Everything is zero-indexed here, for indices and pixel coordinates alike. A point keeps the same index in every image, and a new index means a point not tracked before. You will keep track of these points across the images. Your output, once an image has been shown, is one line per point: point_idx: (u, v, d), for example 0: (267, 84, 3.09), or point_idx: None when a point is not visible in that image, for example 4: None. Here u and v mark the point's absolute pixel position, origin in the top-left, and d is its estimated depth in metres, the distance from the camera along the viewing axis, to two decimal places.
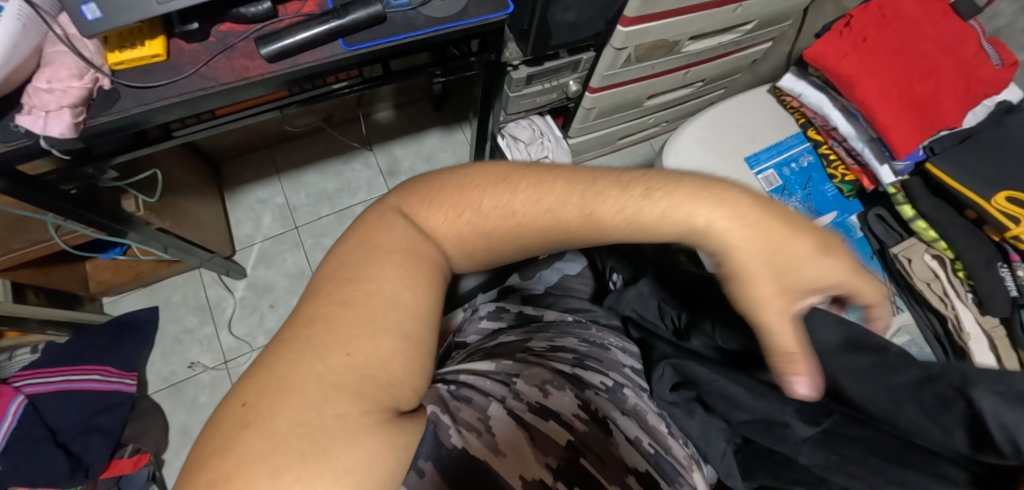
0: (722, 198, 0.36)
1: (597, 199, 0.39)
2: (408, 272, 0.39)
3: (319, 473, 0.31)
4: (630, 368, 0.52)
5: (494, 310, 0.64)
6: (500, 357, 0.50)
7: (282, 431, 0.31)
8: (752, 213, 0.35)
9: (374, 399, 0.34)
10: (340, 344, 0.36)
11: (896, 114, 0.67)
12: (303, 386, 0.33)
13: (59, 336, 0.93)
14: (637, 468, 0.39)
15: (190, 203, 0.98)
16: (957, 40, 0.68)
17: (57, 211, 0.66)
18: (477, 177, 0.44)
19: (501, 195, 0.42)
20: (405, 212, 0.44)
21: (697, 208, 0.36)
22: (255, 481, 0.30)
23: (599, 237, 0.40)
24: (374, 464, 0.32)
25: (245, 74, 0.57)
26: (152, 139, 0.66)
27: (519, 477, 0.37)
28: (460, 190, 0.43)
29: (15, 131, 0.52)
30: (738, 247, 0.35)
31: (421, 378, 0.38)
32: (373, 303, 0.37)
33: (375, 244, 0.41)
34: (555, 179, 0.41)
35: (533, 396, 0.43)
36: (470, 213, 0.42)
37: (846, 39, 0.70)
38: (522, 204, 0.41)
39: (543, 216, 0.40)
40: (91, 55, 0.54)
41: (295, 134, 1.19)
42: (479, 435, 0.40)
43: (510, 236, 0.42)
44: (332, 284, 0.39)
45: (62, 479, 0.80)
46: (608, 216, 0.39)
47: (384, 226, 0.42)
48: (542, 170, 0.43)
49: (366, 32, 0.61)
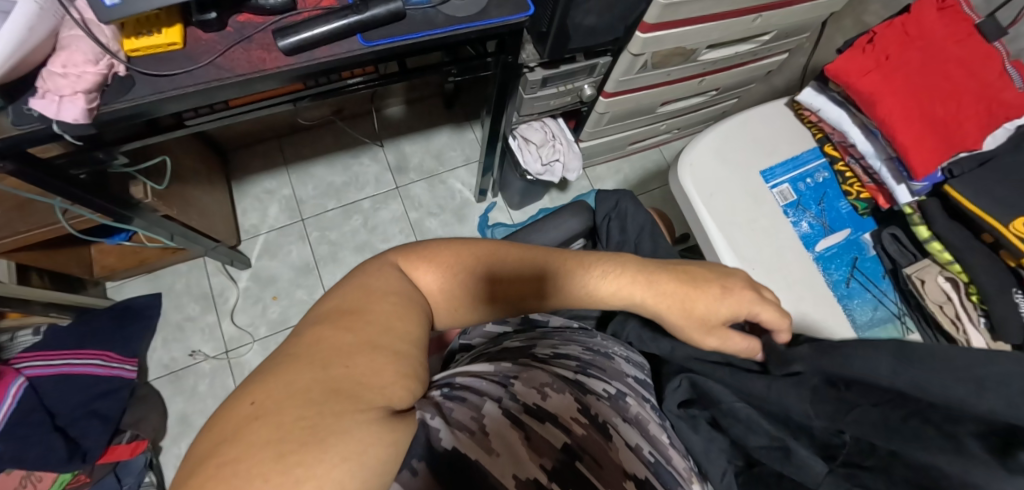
0: (641, 274, 0.47)
1: (567, 274, 0.47)
2: (403, 313, 0.39)
3: (319, 460, 0.28)
4: (632, 377, 0.50)
5: (501, 313, 0.63)
6: (501, 361, 0.46)
7: (288, 425, 0.29)
8: (662, 278, 0.47)
9: (368, 400, 0.32)
10: (340, 358, 0.34)
11: (918, 136, 0.67)
12: (309, 388, 0.31)
13: (61, 319, 0.93)
14: (637, 475, 0.37)
15: (197, 191, 0.97)
16: (981, 62, 0.67)
17: (65, 195, 0.66)
18: (464, 242, 0.46)
19: (490, 261, 0.45)
20: (399, 266, 0.43)
21: (631, 289, 0.47)
22: (255, 467, 0.27)
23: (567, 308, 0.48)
24: (372, 455, 0.30)
25: (261, 67, 0.57)
26: (164, 126, 0.65)
27: (512, 476, 0.33)
28: (455, 249, 0.45)
29: (28, 115, 0.52)
30: (660, 312, 0.47)
31: (416, 383, 0.36)
32: (370, 330, 0.36)
33: (366, 287, 0.40)
34: (530, 255, 0.47)
35: (529, 397, 0.39)
36: (461, 273, 0.44)
37: (869, 57, 0.70)
38: (510, 271, 0.46)
39: (532, 285, 0.46)
40: (108, 41, 0.53)
41: (305, 126, 1.19)
42: (470, 434, 0.35)
43: (500, 298, 0.45)
44: (328, 315, 0.38)
45: (59, 463, 0.81)
46: (575, 292, 0.47)
47: (378, 272, 0.42)
48: (518, 246, 0.48)
49: (384, 29, 0.60)
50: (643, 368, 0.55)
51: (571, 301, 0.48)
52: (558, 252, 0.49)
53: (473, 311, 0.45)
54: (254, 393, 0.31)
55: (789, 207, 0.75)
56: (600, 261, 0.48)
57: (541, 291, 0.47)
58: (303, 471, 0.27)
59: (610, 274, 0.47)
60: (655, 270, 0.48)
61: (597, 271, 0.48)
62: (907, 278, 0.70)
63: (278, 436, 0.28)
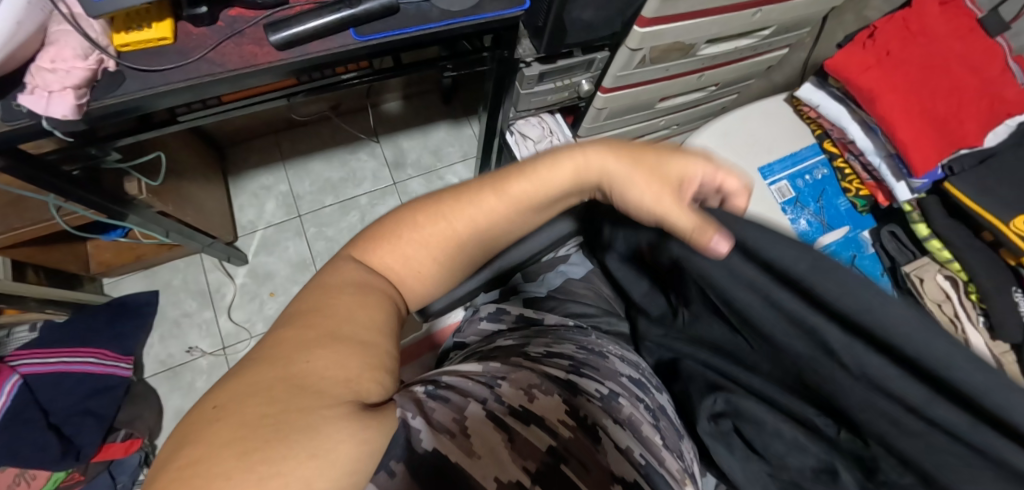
0: (593, 148, 0.45)
1: (507, 184, 0.45)
2: (364, 300, 0.40)
3: (285, 457, 0.28)
4: (626, 376, 0.50)
5: (495, 311, 0.63)
6: (490, 360, 0.46)
7: (255, 421, 0.29)
8: (609, 150, 0.44)
9: (335, 395, 0.32)
10: (300, 353, 0.34)
11: (918, 133, 0.66)
12: (271, 384, 0.32)
13: (58, 315, 0.94)
14: (625, 478, 0.36)
15: (193, 187, 0.96)
16: (983, 57, 0.66)
17: (58, 191, 0.66)
18: (409, 209, 0.47)
19: (434, 210, 0.46)
20: (356, 254, 0.45)
21: (578, 158, 0.44)
22: (218, 466, 0.27)
23: (518, 210, 0.45)
24: (341, 453, 0.30)
25: (253, 61, 0.56)
26: (157, 122, 0.65)
27: (493, 479, 0.32)
28: (399, 220, 0.46)
29: (17, 110, 0.51)
30: (608, 172, 0.43)
31: (385, 374, 0.37)
32: (331, 322, 0.37)
33: (331, 283, 0.41)
34: (473, 186, 0.46)
35: (516, 399, 0.39)
36: (412, 235, 0.45)
37: (869, 53, 0.69)
38: (455, 212, 0.45)
39: (480, 214, 0.45)
40: (96, 36, 0.53)
41: (300, 122, 1.18)
42: (452, 436, 0.34)
43: (451, 233, 0.45)
44: (290, 319, 0.38)
45: (53, 462, 0.81)
46: (517, 190, 0.45)
47: (337, 269, 0.43)
48: (460, 185, 0.47)
49: (377, 24, 0.59)
50: (638, 367, 0.54)
51: (523, 209, 0.45)
52: (502, 170, 0.47)
53: (436, 266, 0.46)
54: (215, 396, 0.31)
55: (787, 204, 0.73)
56: (529, 159, 0.46)
57: (478, 207, 0.45)
58: (267, 469, 0.27)
59: (554, 157, 0.45)
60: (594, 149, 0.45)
61: (526, 170, 0.45)
62: (905, 276, 0.68)
63: (242, 433, 0.28)
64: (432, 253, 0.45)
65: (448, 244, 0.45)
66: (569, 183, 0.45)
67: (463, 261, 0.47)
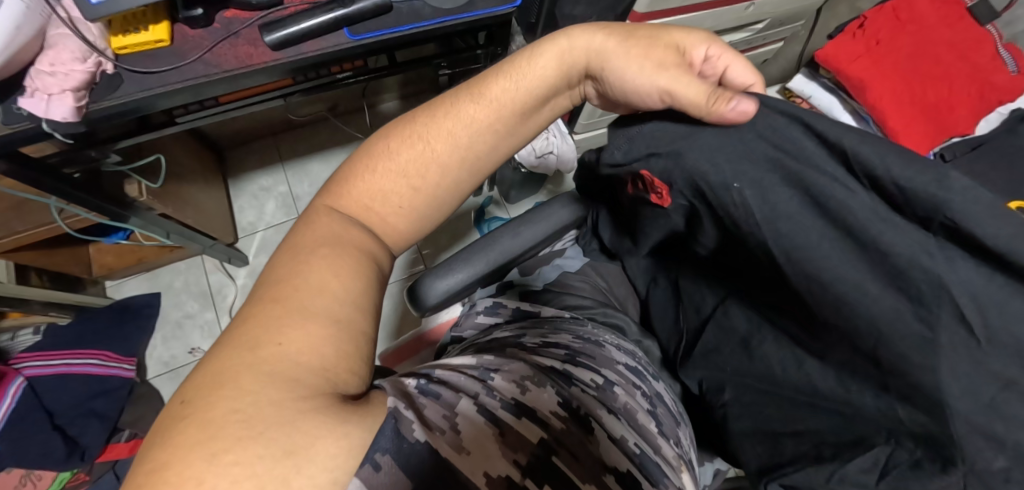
0: (564, 34, 0.46)
1: (482, 86, 0.46)
2: (335, 264, 0.38)
3: (259, 456, 0.28)
4: (623, 364, 0.52)
5: (492, 305, 0.63)
6: (483, 354, 0.46)
7: (216, 420, 0.29)
8: (592, 28, 0.45)
9: (311, 385, 0.32)
10: (270, 335, 0.34)
11: (908, 121, 0.68)
12: (239, 375, 0.31)
13: (61, 318, 0.95)
14: (617, 468, 0.37)
15: (193, 189, 0.97)
16: (974, 45, 0.68)
17: (59, 194, 0.67)
18: (375, 144, 0.46)
19: (407, 137, 0.46)
20: (326, 204, 0.44)
21: (558, 41, 0.45)
22: (188, 470, 0.27)
23: (500, 107, 0.45)
24: (319, 450, 0.29)
25: (248, 62, 0.57)
26: (156, 123, 0.65)
27: (482, 474, 0.33)
28: (370, 153, 0.46)
29: (17, 113, 0.52)
30: (595, 55, 0.44)
31: (359, 362, 0.36)
32: (302, 295, 0.36)
33: (307, 232, 0.41)
34: (442, 100, 0.47)
35: (508, 392, 0.39)
36: (382, 166, 0.45)
37: (859, 42, 0.70)
38: (430, 130, 0.46)
39: (459, 120, 0.45)
40: (94, 39, 0.53)
41: (298, 123, 1.19)
42: (442, 433, 0.34)
43: (427, 152, 0.45)
44: (262, 291, 0.37)
45: (59, 462, 0.83)
46: (494, 87, 0.46)
47: (314, 217, 0.42)
48: (426, 106, 0.47)
49: (371, 23, 0.60)
50: (635, 355, 0.56)
51: (503, 106, 0.45)
52: (466, 82, 0.48)
53: (415, 198, 0.45)
54: (183, 390, 0.32)
55: None
56: (502, 63, 0.47)
57: (458, 116, 0.45)
58: (242, 471, 0.27)
59: (523, 55, 0.46)
60: (579, 29, 0.45)
61: (501, 72, 0.46)
62: None
63: (212, 433, 0.28)
64: (410, 179, 0.45)
65: (428, 164, 0.45)
66: (549, 73, 0.45)
67: (445, 188, 0.46)
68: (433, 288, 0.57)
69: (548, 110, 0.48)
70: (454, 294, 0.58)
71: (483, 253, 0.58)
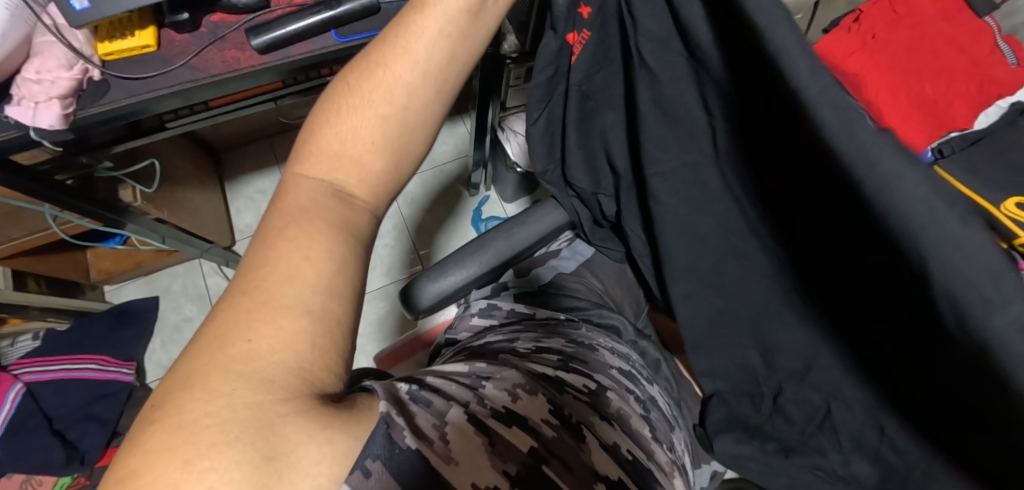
0: None
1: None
2: (306, 246, 0.35)
3: (236, 463, 0.27)
4: (617, 368, 0.52)
5: (486, 307, 0.62)
6: (474, 360, 0.46)
7: (189, 424, 0.28)
8: None
9: (287, 386, 0.30)
10: (240, 331, 0.31)
11: (907, 115, 0.66)
12: (210, 375, 0.30)
13: (60, 323, 0.95)
14: (609, 477, 0.37)
15: (188, 194, 0.97)
16: (971, 38, 0.68)
17: (52, 201, 0.67)
18: (334, 94, 0.39)
19: (367, 75, 0.39)
20: (297, 176, 0.38)
21: None
22: (160, 478, 0.26)
23: (466, 24, 0.40)
24: (301, 455, 0.29)
25: (235, 66, 0.57)
26: (147, 128, 0.65)
27: (472, 484, 0.33)
28: (332, 105, 0.39)
29: (4, 122, 0.52)
30: None
31: (335, 357, 0.33)
32: (271, 287, 0.33)
33: (281, 210, 0.37)
34: (400, 26, 0.39)
35: (499, 400, 0.39)
36: (347, 115, 0.38)
37: (855, 37, 0.71)
38: (394, 62, 0.38)
39: (428, 46, 0.39)
40: (81, 45, 0.53)
41: (294, 125, 1.19)
42: (430, 443, 0.33)
43: (395, 87, 0.38)
44: (236, 284, 0.34)
45: (59, 467, 0.84)
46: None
47: (290, 189, 0.38)
48: (384, 37, 0.40)
49: (359, 23, 0.60)
50: (628, 359, 0.56)
51: (468, 22, 0.40)
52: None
53: (387, 128, 0.38)
54: (155, 394, 0.30)
55: None
56: None
57: (410, 31, 0.39)
58: (216, 477, 0.27)
59: None
60: None
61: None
62: None
63: (187, 438, 0.27)
64: (376, 107, 0.38)
65: (390, 85, 0.38)
66: None
67: (417, 110, 0.39)
68: (429, 288, 0.57)
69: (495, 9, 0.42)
70: (449, 295, 0.57)
71: (477, 253, 0.58)
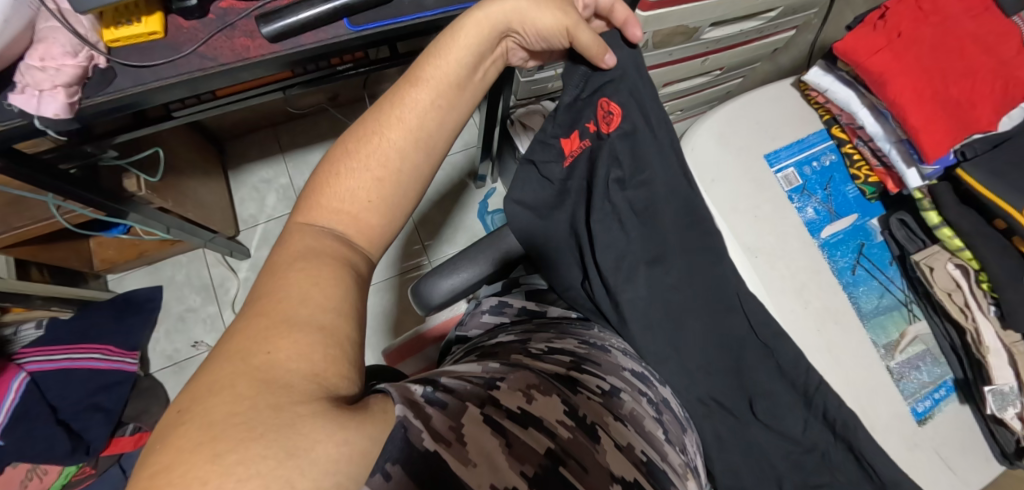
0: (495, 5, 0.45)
1: (424, 74, 0.43)
2: (316, 275, 0.35)
3: (261, 457, 0.26)
4: (629, 370, 0.51)
5: (497, 304, 0.61)
6: (486, 361, 0.45)
7: (218, 423, 0.27)
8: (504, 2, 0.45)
9: (306, 391, 0.30)
10: (260, 345, 0.31)
11: (930, 117, 0.66)
12: (236, 381, 0.29)
13: (63, 312, 0.95)
14: (624, 477, 0.37)
15: (191, 182, 0.95)
16: (996, 37, 0.67)
17: (57, 191, 0.66)
18: (329, 159, 0.41)
19: (358, 142, 0.41)
20: (303, 222, 0.40)
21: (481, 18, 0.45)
22: (191, 471, 0.25)
23: (452, 100, 0.45)
24: (320, 454, 0.28)
25: (246, 54, 0.55)
26: (154, 118, 0.64)
27: (490, 485, 0.31)
28: (328, 166, 0.41)
29: (8, 110, 0.51)
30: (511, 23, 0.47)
31: (348, 364, 0.33)
32: (287, 306, 0.33)
33: (287, 250, 0.37)
34: (390, 98, 0.43)
35: (513, 401, 0.38)
36: (340, 177, 0.40)
37: (880, 34, 0.69)
38: (386, 133, 0.42)
39: (417, 118, 0.43)
40: (86, 31, 0.52)
41: (298, 114, 1.17)
42: (448, 445, 0.32)
43: (387, 153, 0.41)
44: (250, 307, 0.34)
45: (64, 456, 0.84)
46: (435, 72, 0.44)
47: (295, 236, 0.39)
48: (377, 107, 0.43)
49: (372, 12, 0.58)
50: (641, 360, 0.55)
51: (452, 94, 0.44)
52: (409, 73, 0.44)
53: (383, 189, 0.41)
54: (179, 398, 0.30)
55: (794, 192, 0.74)
56: (435, 44, 0.45)
57: (405, 102, 0.43)
58: (244, 469, 0.26)
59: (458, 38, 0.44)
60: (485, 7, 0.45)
61: (432, 53, 0.44)
62: (915, 264, 0.67)
63: (214, 433, 0.27)
64: (372, 171, 0.41)
65: (385, 152, 0.41)
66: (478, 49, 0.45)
67: (409, 172, 0.42)
68: (436, 288, 0.55)
69: (478, 81, 0.47)
70: (460, 293, 0.56)
71: (488, 251, 0.57)
